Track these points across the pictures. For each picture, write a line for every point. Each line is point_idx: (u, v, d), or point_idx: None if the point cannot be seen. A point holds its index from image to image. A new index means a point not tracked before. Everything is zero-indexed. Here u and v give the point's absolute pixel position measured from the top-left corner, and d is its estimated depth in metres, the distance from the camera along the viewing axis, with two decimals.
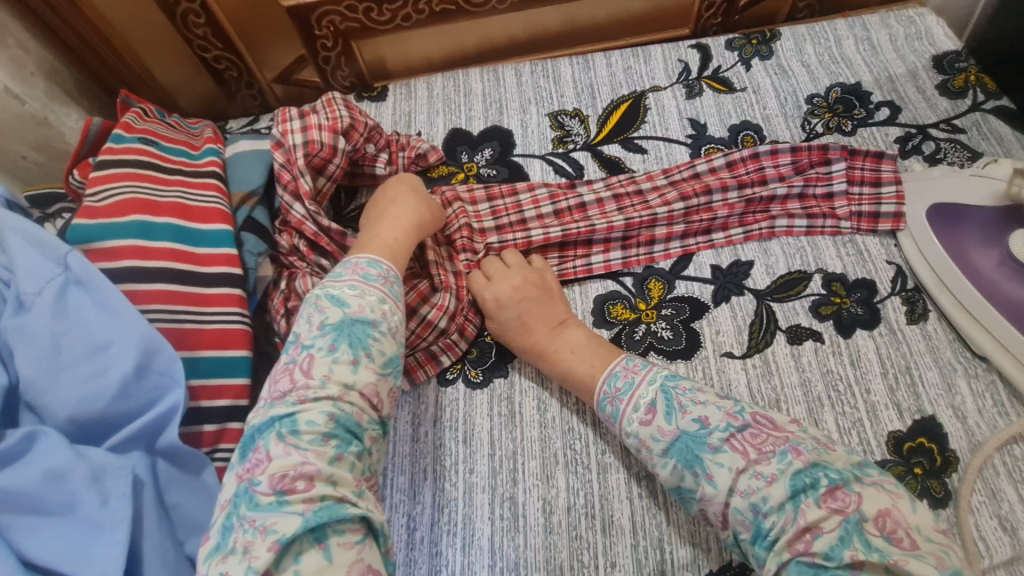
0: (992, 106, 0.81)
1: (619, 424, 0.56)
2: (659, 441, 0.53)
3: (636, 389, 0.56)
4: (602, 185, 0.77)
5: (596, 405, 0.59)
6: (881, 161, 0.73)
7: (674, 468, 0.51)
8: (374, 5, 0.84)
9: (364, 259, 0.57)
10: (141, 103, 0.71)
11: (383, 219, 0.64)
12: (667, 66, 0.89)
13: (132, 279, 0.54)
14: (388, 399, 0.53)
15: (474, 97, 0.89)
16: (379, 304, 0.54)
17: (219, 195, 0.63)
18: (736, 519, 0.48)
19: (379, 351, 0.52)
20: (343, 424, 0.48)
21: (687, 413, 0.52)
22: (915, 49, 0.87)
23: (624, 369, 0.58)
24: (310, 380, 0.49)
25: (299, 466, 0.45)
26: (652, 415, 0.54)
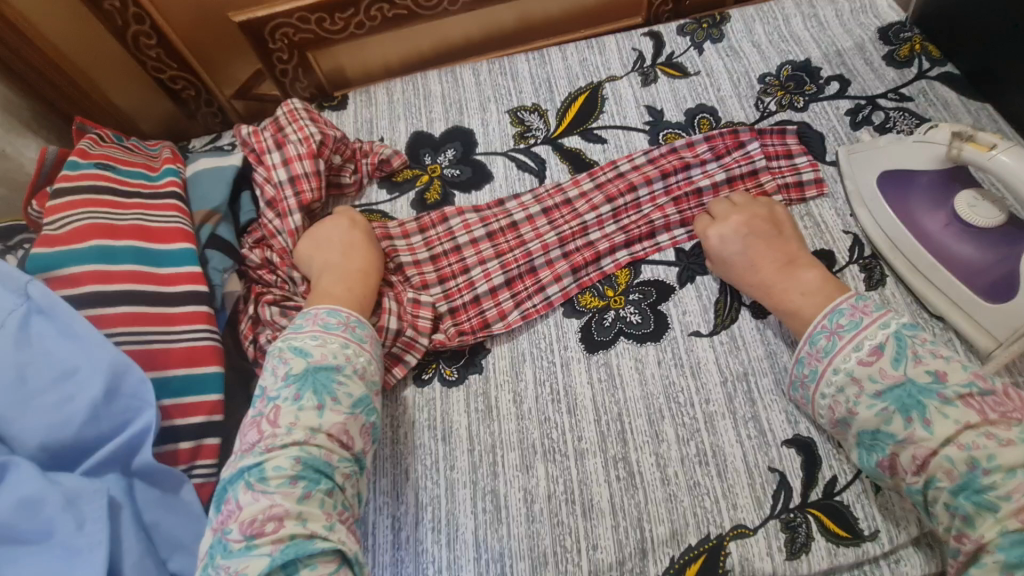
0: (937, 73, 0.83)
1: (829, 359, 0.55)
2: (878, 381, 0.52)
3: (862, 329, 0.54)
4: (530, 198, 0.78)
5: (806, 340, 0.57)
6: (786, 136, 0.78)
7: (890, 412, 0.51)
8: (326, 14, 0.84)
9: (323, 309, 0.59)
10: (97, 128, 0.71)
11: (339, 270, 0.64)
12: (622, 56, 0.90)
13: (96, 303, 0.54)
14: (360, 436, 0.54)
15: (433, 100, 0.89)
16: (342, 349, 0.56)
17: (179, 215, 0.63)
18: (941, 466, 0.48)
19: (345, 394, 0.54)
20: (312, 464, 0.50)
21: (918, 363, 0.52)
22: (861, 23, 0.89)
23: (850, 307, 0.56)
24: (277, 429, 0.51)
25: (268, 508, 0.47)
26: (875, 357, 0.53)
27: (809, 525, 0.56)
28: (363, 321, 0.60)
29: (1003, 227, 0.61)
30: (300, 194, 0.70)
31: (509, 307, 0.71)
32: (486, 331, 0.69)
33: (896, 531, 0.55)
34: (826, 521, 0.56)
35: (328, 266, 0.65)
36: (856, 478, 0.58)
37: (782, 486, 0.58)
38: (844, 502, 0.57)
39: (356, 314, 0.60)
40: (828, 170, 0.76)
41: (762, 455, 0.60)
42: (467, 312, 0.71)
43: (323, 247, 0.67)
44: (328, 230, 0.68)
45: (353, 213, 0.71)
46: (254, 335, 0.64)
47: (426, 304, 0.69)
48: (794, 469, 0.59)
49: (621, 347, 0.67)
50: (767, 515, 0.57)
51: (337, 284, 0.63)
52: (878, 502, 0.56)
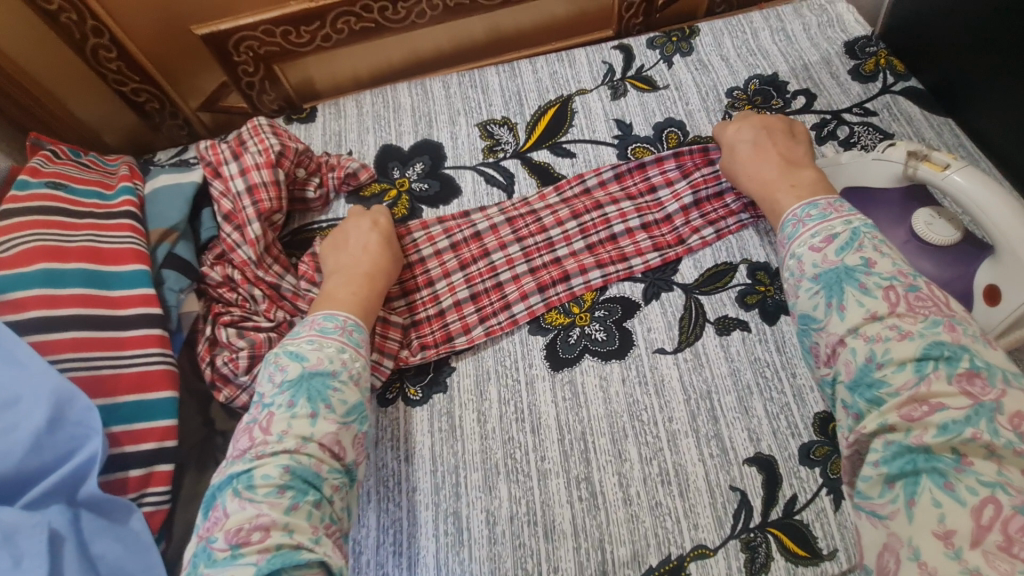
0: (901, 88, 0.84)
1: (790, 243, 0.54)
2: (818, 266, 0.51)
3: (826, 219, 0.53)
4: (496, 210, 0.78)
5: (779, 228, 0.58)
6: None
7: (817, 295, 0.50)
8: (292, 27, 0.82)
9: (320, 314, 0.59)
10: (53, 144, 0.70)
11: (348, 273, 0.65)
12: (592, 68, 0.90)
13: (40, 329, 0.53)
14: (352, 447, 0.52)
15: (403, 112, 0.89)
16: (338, 353, 0.55)
17: (135, 235, 0.62)
18: (845, 358, 0.46)
19: (339, 401, 0.53)
20: (301, 474, 0.48)
21: (860, 253, 0.50)
22: (828, 37, 0.90)
23: (826, 204, 0.56)
24: (269, 437, 0.49)
25: (254, 518, 0.45)
26: (826, 244, 0.51)
27: (768, 544, 0.56)
28: (360, 325, 0.60)
29: (959, 245, 0.61)
30: (258, 204, 0.70)
31: (473, 321, 0.70)
32: (448, 345, 0.69)
33: (854, 550, 0.55)
34: (786, 540, 0.56)
35: (345, 263, 0.66)
36: (817, 496, 0.58)
37: (743, 505, 0.58)
38: (804, 520, 0.57)
39: (354, 317, 0.60)
40: None
41: (724, 473, 0.60)
42: (430, 326, 0.71)
43: (340, 245, 0.68)
44: (352, 232, 0.69)
45: (378, 215, 0.71)
46: (213, 356, 0.63)
47: (396, 325, 0.69)
48: (755, 488, 0.59)
49: (586, 364, 0.67)
50: (728, 535, 0.57)
51: (341, 286, 0.63)
52: (838, 520, 0.56)
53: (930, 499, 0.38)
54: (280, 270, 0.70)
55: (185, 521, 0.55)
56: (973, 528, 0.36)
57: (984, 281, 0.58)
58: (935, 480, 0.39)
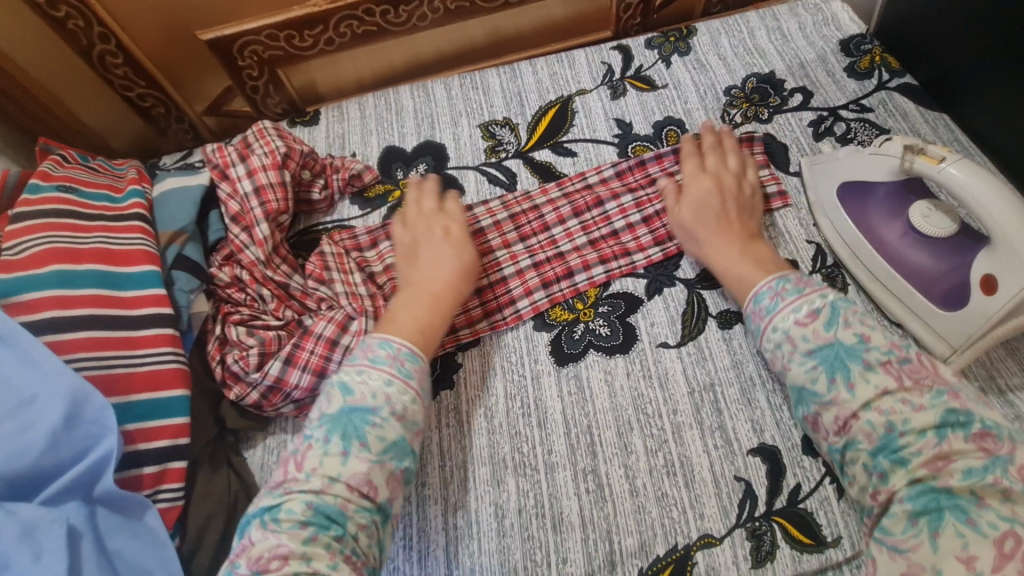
0: (896, 84, 0.85)
1: (770, 317, 0.56)
2: (810, 341, 0.52)
3: (804, 293, 0.55)
4: (498, 204, 0.79)
5: (752, 299, 0.59)
6: (755, 144, 0.79)
7: (817, 371, 0.51)
8: (295, 32, 0.83)
9: (375, 340, 0.58)
10: (62, 148, 0.71)
11: (417, 290, 0.65)
12: (591, 69, 0.92)
13: (56, 329, 0.53)
14: (385, 486, 0.51)
15: (405, 114, 0.90)
16: (385, 388, 0.55)
17: (145, 237, 0.63)
18: (861, 428, 0.48)
19: (375, 438, 0.52)
20: (323, 511, 0.48)
21: (849, 328, 0.52)
22: (824, 35, 0.91)
23: (796, 277, 0.57)
24: (299, 473, 0.50)
25: (274, 547, 0.45)
26: (812, 318, 0.53)
27: (773, 533, 0.57)
28: (415, 354, 0.59)
29: (956, 236, 0.62)
30: (265, 205, 0.71)
31: (478, 315, 0.71)
32: (453, 339, 0.70)
33: (857, 537, 0.56)
34: (790, 529, 0.57)
35: (416, 276, 0.67)
36: (820, 485, 0.58)
37: (748, 494, 0.59)
38: (808, 509, 0.58)
39: (410, 345, 0.59)
40: (792, 181, 0.77)
41: (729, 464, 0.60)
42: None
43: (412, 257, 0.69)
44: (427, 246, 0.69)
45: (450, 220, 0.71)
46: (224, 355, 0.64)
47: None
48: (759, 478, 0.59)
49: (590, 359, 0.68)
50: (733, 524, 0.57)
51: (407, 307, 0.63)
52: (841, 508, 0.57)
53: (954, 530, 0.40)
54: (288, 270, 0.71)
55: (198, 516, 0.56)
56: (994, 555, 0.38)
57: (979, 272, 0.59)
58: (958, 516, 0.41)
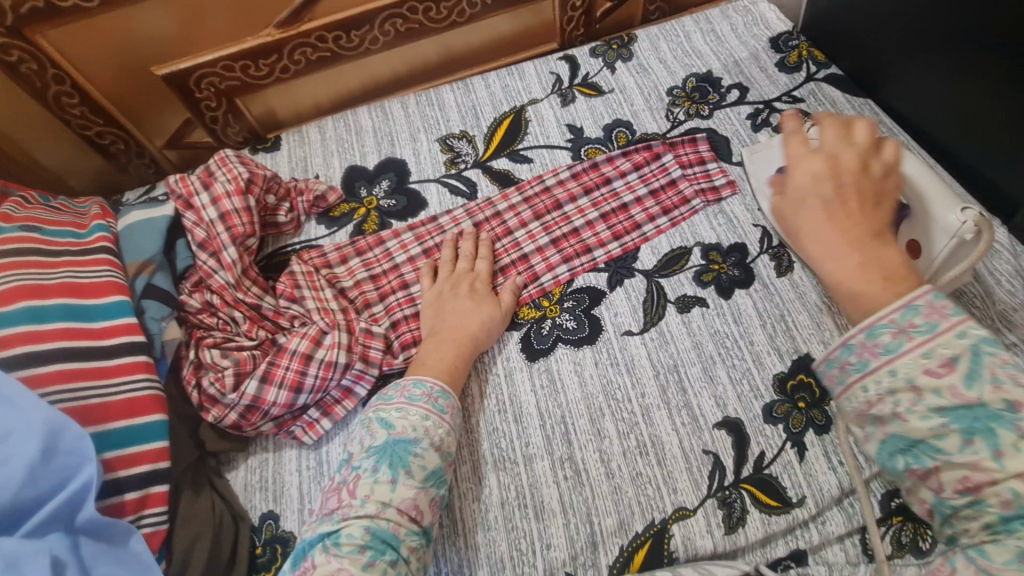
0: (823, 75, 0.92)
1: (884, 359, 0.41)
2: (941, 398, 0.39)
3: (940, 333, 0.40)
4: (462, 212, 0.82)
5: (864, 328, 0.42)
6: (698, 143, 0.84)
7: (947, 429, 0.39)
8: (250, 62, 0.86)
9: (410, 380, 0.61)
10: (21, 190, 0.71)
11: (451, 338, 0.67)
12: (541, 79, 0.96)
13: (26, 363, 0.54)
14: (429, 510, 0.53)
15: (365, 134, 0.93)
16: (422, 421, 0.57)
17: (113, 268, 0.64)
18: (997, 492, 0.37)
19: (419, 466, 0.54)
20: (380, 535, 0.49)
21: (996, 386, 0.38)
22: (754, 34, 0.97)
23: (928, 305, 0.41)
24: (354, 500, 0.52)
25: (337, 571, 0.46)
26: (947, 369, 0.39)
27: (743, 500, 0.60)
28: (447, 391, 0.62)
29: None
30: (231, 230, 0.72)
31: None
32: None
33: (820, 495, 0.59)
34: (758, 494, 0.60)
35: (449, 330, 0.68)
36: (782, 450, 0.62)
37: (717, 466, 0.62)
38: (773, 474, 0.61)
39: (441, 383, 0.62)
40: (735, 171, 0.82)
41: (696, 439, 0.64)
42: (408, 324, 0.74)
43: (438, 306, 0.71)
44: (452, 301, 0.71)
45: (477, 279, 0.74)
46: (199, 380, 0.64)
47: (378, 334, 0.71)
48: (726, 449, 0.63)
49: (559, 353, 0.71)
50: (705, 495, 0.60)
51: (441, 350, 0.66)
52: (803, 469, 0.61)
53: None
54: (259, 292, 0.73)
55: (184, 539, 0.57)
56: None
57: (905, 238, 0.63)
58: None
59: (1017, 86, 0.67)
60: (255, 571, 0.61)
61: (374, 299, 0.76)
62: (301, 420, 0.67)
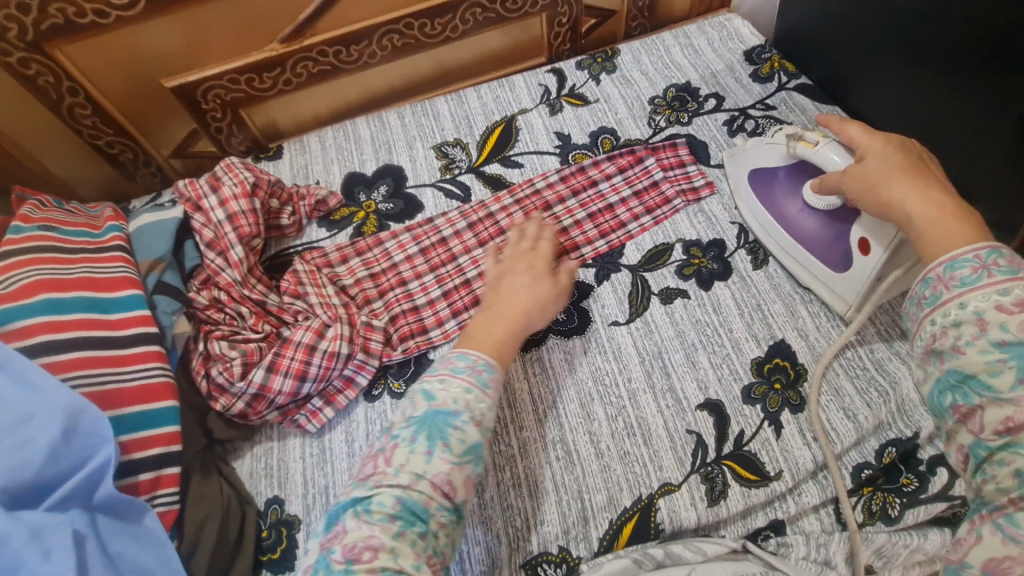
0: (794, 84, 0.98)
1: (958, 290, 0.46)
2: (1007, 331, 0.43)
3: (1020, 276, 0.44)
4: (457, 215, 0.87)
5: (945, 263, 0.48)
6: (678, 148, 0.89)
7: (1004, 365, 0.42)
8: (255, 74, 0.90)
9: (455, 353, 0.61)
10: (37, 195, 0.75)
11: (497, 316, 0.66)
12: (530, 90, 1.02)
13: (48, 351, 0.57)
14: (463, 487, 0.53)
15: (364, 142, 0.97)
16: (465, 395, 0.56)
17: (126, 265, 0.67)
18: None
19: (457, 440, 0.54)
20: (410, 507, 0.50)
21: None
22: (730, 47, 1.04)
23: (1012, 254, 0.47)
24: (388, 468, 0.52)
25: (367, 538, 0.47)
26: (1020, 308, 0.43)
27: (724, 475, 0.64)
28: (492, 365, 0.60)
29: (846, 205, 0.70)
30: (239, 230, 0.76)
31: (446, 315, 0.78)
32: (426, 339, 0.76)
33: (796, 468, 0.63)
34: (738, 469, 0.64)
35: (503, 306, 0.67)
36: (760, 428, 0.66)
37: (700, 445, 0.66)
38: (752, 450, 0.65)
39: (485, 357, 0.61)
40: (714, 173, 0.88)
41: (680, 420, 0.67)
42: (407, 318, 0.78)
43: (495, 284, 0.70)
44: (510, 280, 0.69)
45: (537, 257, 0.72)
46: (208, 370, 0.68)
47: (378, 327, 0.75)
48: (708, 429, 0.66)
49: (550, 343, 0.75)
50: (689, 471, 0.64)
51: (487, 326, 0.65)
52: (780, 445, 0.65)
53: None
54: (264, 289, 0.77)
55: (194, 519, 0.60)
56: None
57: (858, 235, 0.67)
58: None
59: (978, 77, 0.72)
60: (260, 552, 0.64)
61: (375, 296, 0.80)
62: (305, 409, 0.70)
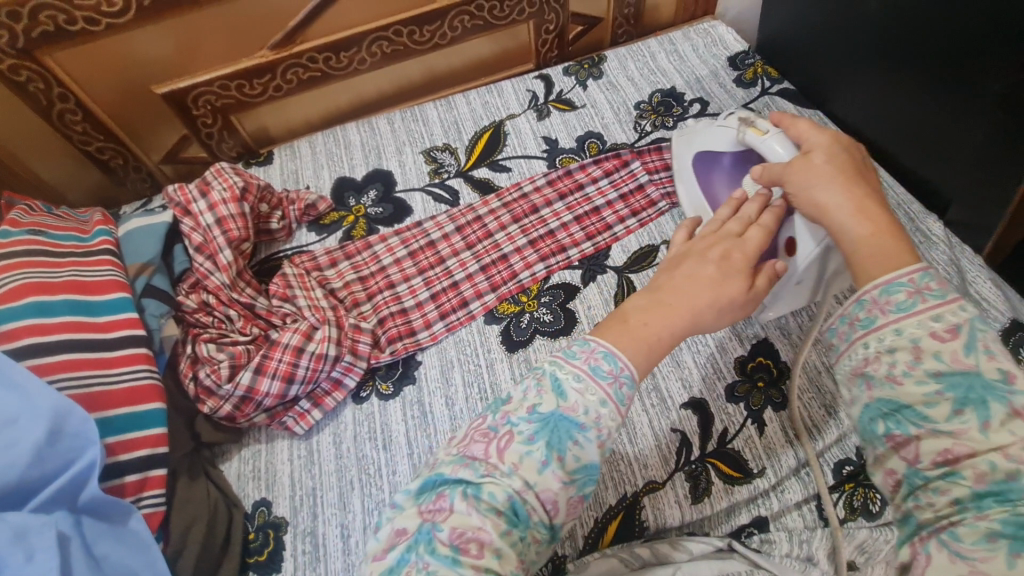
0: (776, 89, 1.00)
1: (894, 315, 0.43)
2: (942, 361, 0.40)
3: (949, 301, 0.42)
4: (446, 218, 0.88)
5: (880, 285, 0.44)
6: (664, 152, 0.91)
7: (941, 397, 0.40)
8: (245, 81, 0.91)
9: (601, 348, 0.50)
10: (26, 200, 0.76)
11: (666, 306, 0.52)
12: (518, 96, 1.03)
13: (36, 353, 0.58)
14: (565, 509, 0.46)
15: (353, 148, 0.98)
16: (599, 407, 0.47)
17: (114, 268, 0.68)
18: (974, 466, 0.38)
19: (572, 457, 0.46)
20: (517, 509, 0.44)
21: (991, 358, 0.40)
22: (714, 53, 1.06)
23: (938, 275, 0.44)
24: (500, 463, 0.46)
25: (476, 528, 0.43)
26: (952, 335, 0.41)
27: (708, 472, 0.64)
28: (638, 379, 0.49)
29: None
30: (227, 234, 0.77)
31: (434, 317, 0.79)
32: (414, 341, 0.76)
33: (779, 465, 0.64)
34: (721, 466, 0.65)
35: (673, 297, 0.52)
36: (743, 426, 0.67)
37: (684, 443, 0.66)
38: (736, 448, 0.66)
39: (632, 366, 0.49)
40: None
41: (666, 419, 0.68)
42: (395, 320, 0.78)
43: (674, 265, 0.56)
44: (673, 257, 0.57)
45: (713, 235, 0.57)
46: (196, 373, 0.68)
47: (366, 330, 0.75)
48: (692, 428, 0.67)
49: (538, 343, 0.75)
50: (673, 469, 0.65)
51: (653, 316, 0.51)
52: (763, 443, 0.65)
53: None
54: (253, 292, 0.77)
55: (180, 521, 0.60)
56: None
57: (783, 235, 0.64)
58: None
59: (954, 81, 0.72)
60: (247, 555, 0.64)
61: (364, 299, 0.80)
62: (293, 411, 0.71)
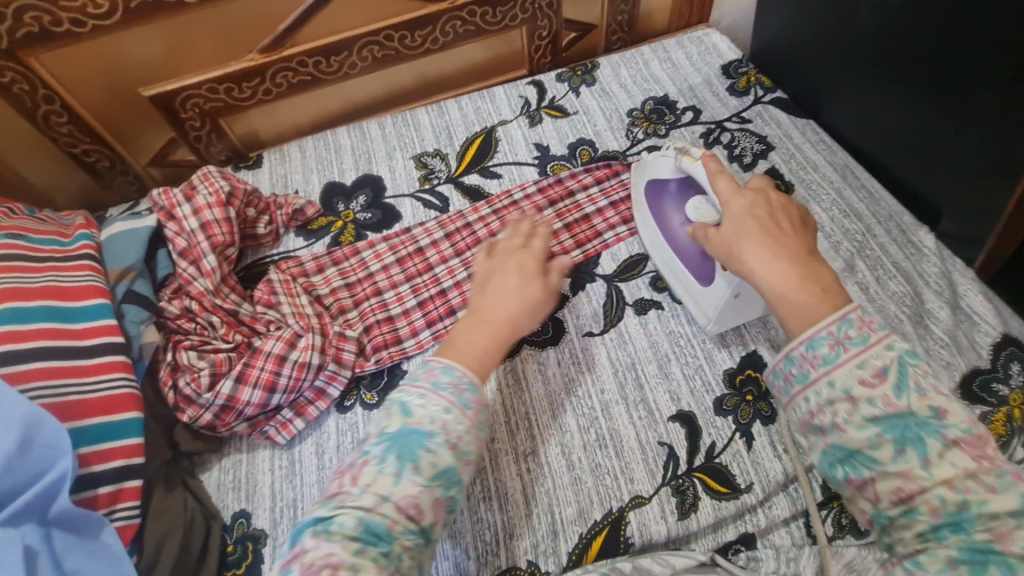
0: (770, 98, 0.99)
1: (825, 369, 0.46)
2: (877, 406, 0.44)
3: (871, 345, 0.45)
4: (434, 225, 0.87)
5: (805, 340, 0.47)
6: None
7: (881, 439, 0.43)
8: (234, 84, 0.91)
9: (439, 364, 0.54)
10: (7, 203, 0.75)
11: (482, 321, 0.59)
12: (510, 102, 1.02)
13: (11, 360, 0.56)
14: (432, 511, 0.48)
15: (344, 152, 0.97)
16: (442, 414, 0.51)
17: (94, 273, 0.67)
18: (927, 501, 0.41)
19: (428, 464, 0.49)
20: (372, 528, 0.45)
21: (922, 397, 0.44)
22: (708, 61, 1.05)
23: (859, 318, 0.47)
24: (352, 488, 0.47)
25: (326, 556, 0.43)
26: (879, 379, 0.45)
27: (695, 487, 0.63)
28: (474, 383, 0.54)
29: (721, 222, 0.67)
30: (211, 239, 0.76)
31: (421, 325, 0.77)
32: (400, 349, 0.75)
33: (767, 480, 0.63)
34: (709, 481, 0.64)
35: (490, 313, 0.60)
36: (731, 440, 0.66)
37: (671, 456, 0.65)
38: (723, 462, 0.65)
39: (468, 373, 0.54)
40: None
41: (653, 431, 0.67)
42: (381, 328, 0.77)
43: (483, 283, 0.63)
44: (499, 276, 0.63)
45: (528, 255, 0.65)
46: (175, 381, 0.66)
47: (351, 337, 0.74)
48: (680, 441, 0.66)
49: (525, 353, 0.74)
50: (660, 483, 0.64)
51: (472, 334, 0.58)
52: (750, 458, 0.64)
53: None
54: (237, 298, 0.76)
55: (156, 531, 0.59)
56: None
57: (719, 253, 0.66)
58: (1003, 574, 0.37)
59: (949, 94, 0.72)
60: (224, 568, 0.63)
61: (349, 306, 0.79)
62: (275, 420, 0.70)
